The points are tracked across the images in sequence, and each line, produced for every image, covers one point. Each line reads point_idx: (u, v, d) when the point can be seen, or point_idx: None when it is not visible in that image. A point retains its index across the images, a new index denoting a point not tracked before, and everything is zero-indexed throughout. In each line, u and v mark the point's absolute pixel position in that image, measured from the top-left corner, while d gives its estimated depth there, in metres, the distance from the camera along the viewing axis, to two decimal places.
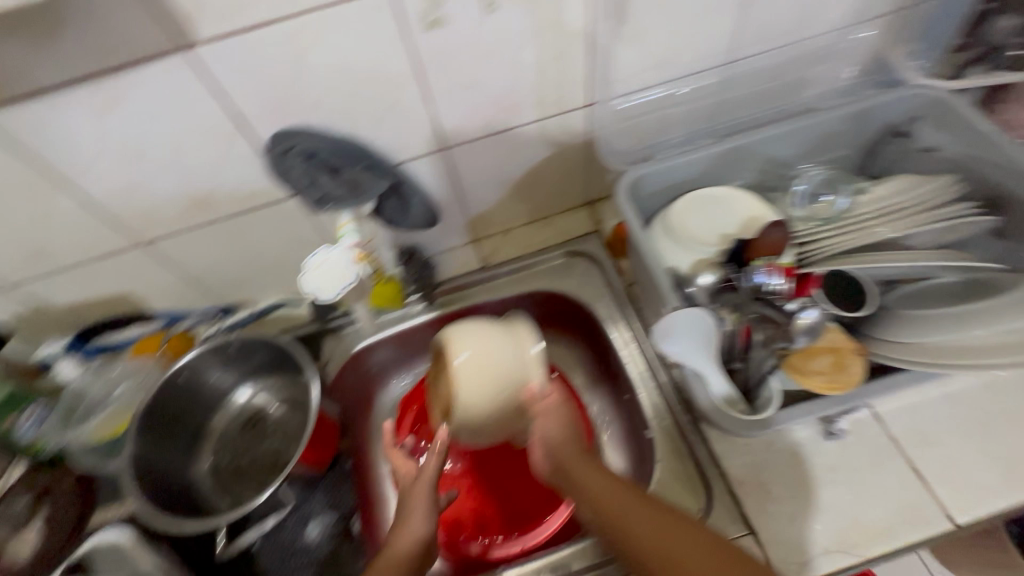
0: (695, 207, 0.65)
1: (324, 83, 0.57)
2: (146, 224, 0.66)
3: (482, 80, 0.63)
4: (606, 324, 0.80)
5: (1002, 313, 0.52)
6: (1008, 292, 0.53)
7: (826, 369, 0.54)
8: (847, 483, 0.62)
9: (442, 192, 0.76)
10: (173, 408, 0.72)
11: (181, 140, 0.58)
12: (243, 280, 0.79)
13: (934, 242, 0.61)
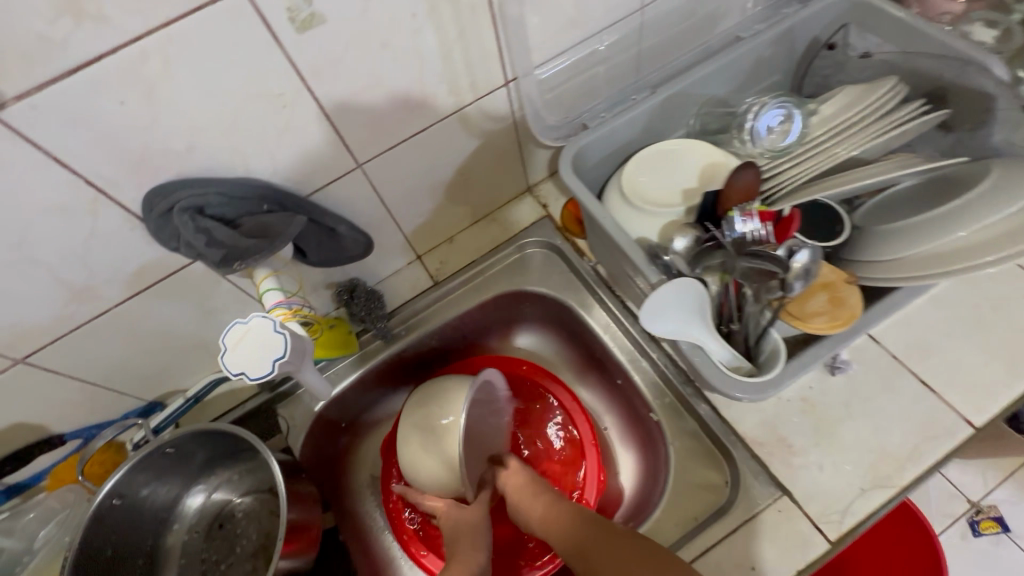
0: (649, 166, 0.59)
1: (193, 119, 0.47)
2: (15, 338, 0.53)
3: (383, 79, 0.54)
4: (580, 311, 0.75)
5: (980, 210, 0.49)
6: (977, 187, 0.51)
7: (825, 308, 0.51)
8: (864, 415, 0.59)
9: (370, 214, 0.67)
10: (112, 543, 0.59)
11: (26, 226, 0.46)
12: (163, 368, 0.68)
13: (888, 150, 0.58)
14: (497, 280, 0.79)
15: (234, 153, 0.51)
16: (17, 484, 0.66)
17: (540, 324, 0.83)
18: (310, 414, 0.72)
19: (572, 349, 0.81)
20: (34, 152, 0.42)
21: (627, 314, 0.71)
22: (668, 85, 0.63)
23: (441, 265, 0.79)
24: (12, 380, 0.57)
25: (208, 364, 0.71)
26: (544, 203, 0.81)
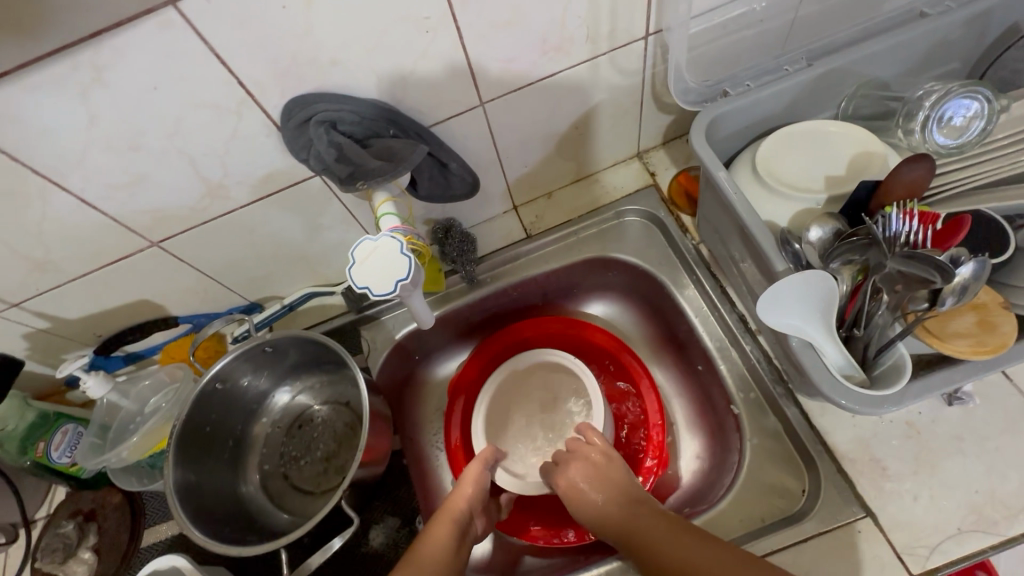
0: (792, 144, 0.54)
1: (342, 33, 0.47)
2: (152, 222, 0.58)
3: (525, 14, 0.52)
4: (673, 289, 0.72)
5: None
6: None
7: (970, 331, 0.46)
8: (977, 453, 0.54)
9: (481, 156, 0.67)
10: (212, 420, 0.65)
11: (181, 119, 0.49)
12: (268, 274, 0.72)
13: None
14: (590, 243, 0.77)
15: (370, 75, 0.51)
16: (135, 353, 0.74)
17: (625, 295, 0.81)
18: (391, 340, 0.76)
19: (652, 325, 0.79)
20: (198, 46, 0.44)
21: (724, 301, 0.68)
22: (830, 57, 0.56)
23: (536, 219, 0.78)
24: (147, 260, 0.62)
25: (306, 278, 0.75)
26: (652, 172, 0.78)
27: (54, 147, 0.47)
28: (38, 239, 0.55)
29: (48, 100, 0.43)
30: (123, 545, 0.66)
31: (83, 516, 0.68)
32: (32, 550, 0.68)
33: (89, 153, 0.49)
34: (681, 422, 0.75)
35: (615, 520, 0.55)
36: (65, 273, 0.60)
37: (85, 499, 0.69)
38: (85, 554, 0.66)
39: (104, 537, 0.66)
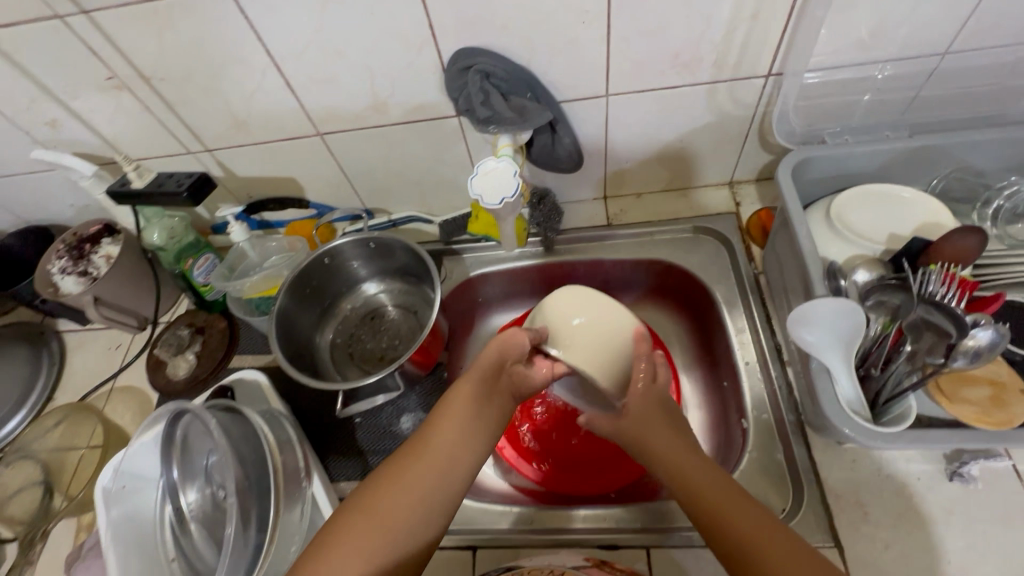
0: (867, 200, 0.60)
1: (519, 4, 0.58)
2: (326, 116, 0.73)
3: (669, 29, 0.61)
4: (722, 308, 0.78)
5: None
6: None
7: (980, 401, 0.50)
8: (963, 530, 0.56)
9: (592, 140, 0.77)
10: (316, 285, 0.80)
11: (378, 42, 0.63)
12: (389, 189, 0.86)
13: None
14: (662, 247, 0.85)
15: (528, 45, 0.63)
16: (266, 222, 0.90)
17: (675, 304, 0.88)
18: (465, 274, 0.88)
19: (694, 339, 0.86)
20: None
21: (765, 329, 0.74)
22: (932, 135, 0.61)
23: (620, 212, 0.87)
24: (310, 145, 0.78)
25: (415, 202, 0.89)
26: (737, 201, 0.84)
27: (286, 37, 0.62)
28: (245, 104, 0.71)
29: (299, 2, 0.58)
30: (217, 360, 0.82)
31: (197, 328, 0.85)
32: (152, 341, 0.86)
33: (306, 48, 0.64)
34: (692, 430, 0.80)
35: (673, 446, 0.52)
36: (250, 136, 0.76)
37: (200, 316, 0.87)
38: (188, 356, 0.82)
39: (206, 349, 0.83)
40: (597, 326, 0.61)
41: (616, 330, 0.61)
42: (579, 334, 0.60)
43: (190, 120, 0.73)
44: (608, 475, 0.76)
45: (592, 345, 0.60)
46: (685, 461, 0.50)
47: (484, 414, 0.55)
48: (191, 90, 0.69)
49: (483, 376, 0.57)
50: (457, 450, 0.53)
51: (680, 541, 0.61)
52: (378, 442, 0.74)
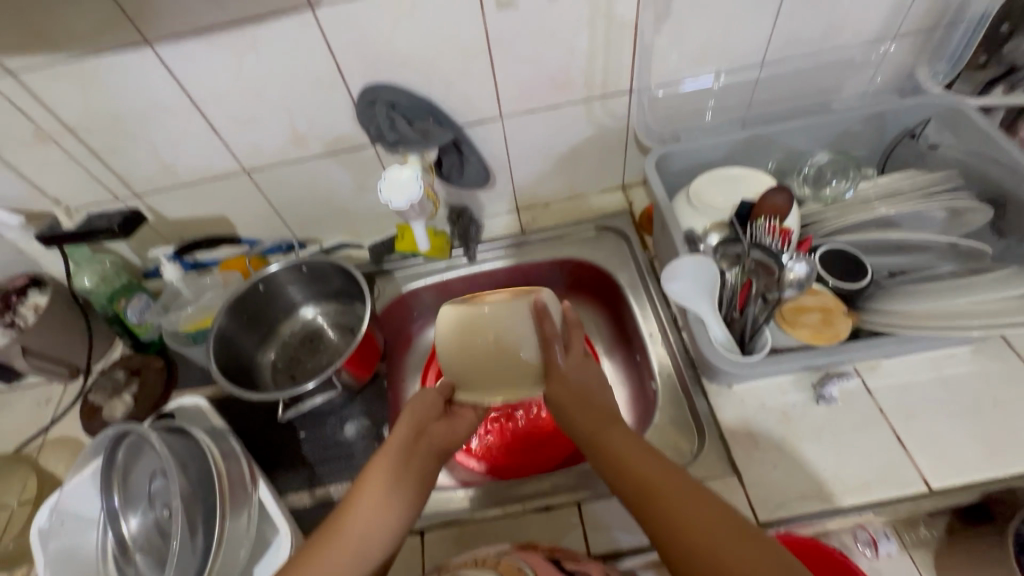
0: (717, 180, 0.73)
1: (413, 44, 0.69)
2: (252, 154, 0.80)
3: (543, 58, 0.74)
4: (626, 292, 0.89)
5: (968, 288, 0.60)
6: (982, 274, 0.61)
7: (814, 323, 0.62)
8: (833, 442, 0.67)
9: (497, 158, 0.88)
10: (251, 312, 0.84)
11: (293, 83, 0.72)
12: (318, 219, 0.93)
13: (916, 226, 0.69)
14: (572, 246, 0.95)
15: (426, 78, 0.74)
16: (200, 261, 0.90)
17: (590, 297, 0.98)
18: (397, 290, 0.95)
19: (610, 325, 0.95)
20: (317, 35, 0.67)
21: (662, 303, 0.84)
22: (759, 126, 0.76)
23: (532, 220, 0.98)
24: (239, 182, 0.84)
25: (344, 229, 0.96)
26: (630, 201, 0.97)
27: (209, 83, 0.70)
28: (172, 147, 0.77)
29: (219, 52, 0.66)
30: (155, 398, 0.83)
31: (132, 369, 0.86)
32: (85, 389, 0.86)
33: (228, 93, 0.71)
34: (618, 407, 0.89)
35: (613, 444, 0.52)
36: (178, 178, 0.81)
37: (134, 359, 0.88)
38: (123, 397, 0.83)
39: (142, 389, 0.84)
40: (490, 320, 0.58)
41: (498, 339, 0.58)
42: (464, 314, 0.59)
43: (118, 167, 0.78)
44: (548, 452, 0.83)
45: (467, 343, 0.58)
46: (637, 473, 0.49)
47: (404, 478, 0.55)
48: (119, 137, 0.74)
49: (398, 450, 0.57)
50: (378, 518, 0.52)
51: (602, 493, 0.67)
52: (324, 452, 0.78)
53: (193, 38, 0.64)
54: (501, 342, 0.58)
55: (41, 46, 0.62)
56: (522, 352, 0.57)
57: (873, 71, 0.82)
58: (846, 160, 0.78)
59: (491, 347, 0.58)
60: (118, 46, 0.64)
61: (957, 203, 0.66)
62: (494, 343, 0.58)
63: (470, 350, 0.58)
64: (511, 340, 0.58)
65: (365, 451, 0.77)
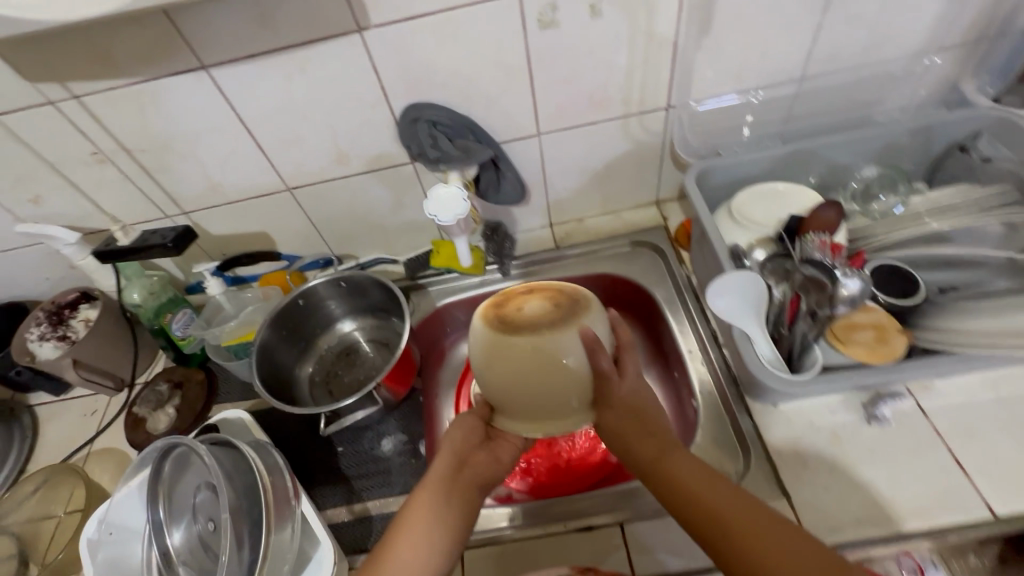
0: (760, 195, 0.72)
1: (454, 65, 0.71)
2: (295, 172, 0.82)
3: (582, 76, 0.75)
4: (663, 307, 0.88)
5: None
6: None
7: (868, 341, 0.60)
8: (887, 464, 0.65)
9: (532, 174, 0.88)
10: (291, 326, 0.85)
11: (338, 103, 0.74)
12: (355, 234, 0.95)
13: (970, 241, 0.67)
14: (607, 261, 0.95)
15: (467, 97, 0.75)
16: (240, 277, 0.95)
17: (625, 312, 0.97)
18: (432, 305, 0.95)
19: (646, 340, 0.94)
20: (363, 58, 0.69)
21: (702, 319, 0.83)
22: (801, 141, 0.75)
23: (565, 235, 0.98)
24: (281, 199, 0.86)
25: (379, 245, 0.98)
26: (664, 216, 0.97)
27: (258, 104, 0.72)
28: (220, 166, 0.79)
29: (269, 75, 0.69)
30: (197, 410, 0.84)
31: (175, 382, 0.88)
32: (130, 401, 0.88)
33: (277, 114, 0.74)
34: None
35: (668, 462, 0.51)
36: (224, 195, 0.84)
37: (177, 372, 0.89)
38: (167, 410, 0.84)
39: (184, 401, 0.85)
40: (538, 344, 0.54)
41: (547, 363, 0.54)
42: (505, 336, 0.55)
43: (168, 185, 0.81)
44: (585, 471, 0.83)
45: (512, 368, 0.55)
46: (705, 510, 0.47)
47: (444, 513, 0.54)
48: (171, 157, 0.77)
49: (441, 480, 0.57)
50: (416, 557, 0.51)
51: (646, 513, 0.66)
52: (362, 467, 0.78)
53: (246, 62, 0.67)
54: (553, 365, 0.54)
55: (104, 71, 0.65)
56: (565, 364, 0.54)
57: (916, 84, 0.81)
58: (891, 174, 0.76)
59: (540, 371, 0.54)
60: (175, 71, 0.67)
61: (1013, 217, 0.64)
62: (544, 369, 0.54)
63: (515, 375, 0.55)
64: (562, 362, 0.54)
65: (402, 467, 0.77)
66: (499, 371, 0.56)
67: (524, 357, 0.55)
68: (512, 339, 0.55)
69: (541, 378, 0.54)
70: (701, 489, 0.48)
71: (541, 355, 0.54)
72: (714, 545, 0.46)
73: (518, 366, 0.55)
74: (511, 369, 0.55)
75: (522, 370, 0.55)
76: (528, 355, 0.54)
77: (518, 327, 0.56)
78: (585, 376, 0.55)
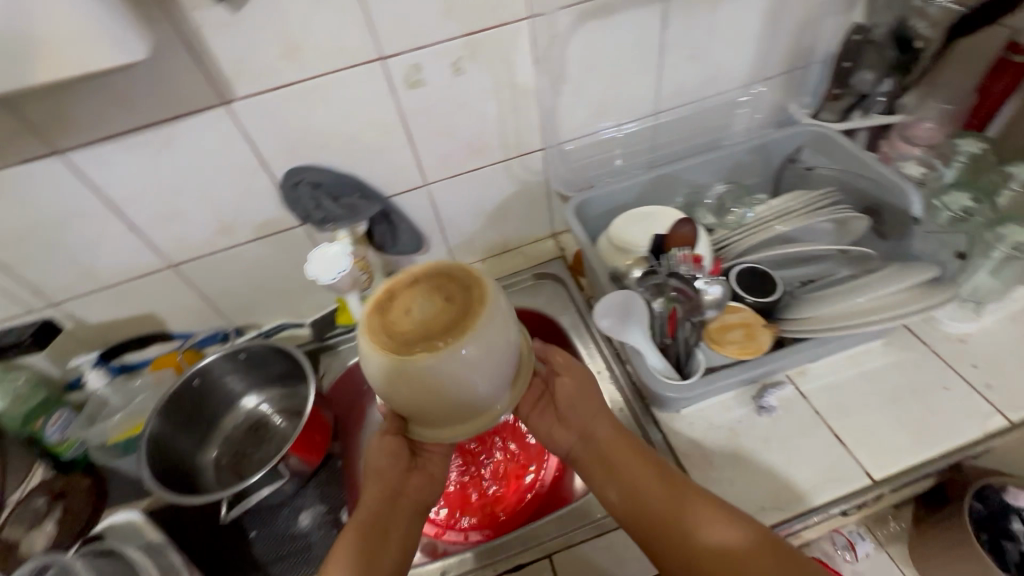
0: (632, 218, 0.79)
1: (330, 129, 0.73)
2: (177, 248, 0.79)
3: (457, 128, 0.79)
4: (570, 333, 0.92)
5: (865, 289, 0.67)
6: (874, 275, 0.69)
7: (739, 339, 0.68)
8: (780, 449, 0.70)
9: (428, 222, 0.91)
10: (188, 409, 0.80)
11: (214, 175, 0.73)
12: (253, 304, 0.92)
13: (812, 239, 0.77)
14: (513, 296, 0.98)
15: (349, 157, 0.77)
16: (128, 364, 0.88)
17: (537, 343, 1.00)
18: (343, 365, 0.94)
19: None
20: (235, 129, 0.69)
21: (605, 340, 0.87)
22: (662, 167, 0.83)
23: None
24: (165, 278, 0.82)
25: (282, 311, 0.95)
26: (561, 247, 1.02)
27: (126, 183, 0.69)
28: (90, 251, 0.75)
29: (133, 154, 0.67)
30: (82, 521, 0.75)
31: (54, 493, 0.78)
32: None
33: (147, 192, 0.71)
34: None
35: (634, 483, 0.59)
36: (98, 281, 0.78)
37: (57, 482, 0.79)
38: (44, 527, 0.75)
39: (67, 513, 0.76)
40: (447, 364, 0.45)
41: (465, 394, 0.47)
42: (398, 357, 0.46)
43: (30, 277, 0.75)
44: (515, 510, 0.82)
45: (420, 390, 0.46)
46: (649, 512, 0.57)
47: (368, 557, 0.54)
48: (30, 248, 0.72)
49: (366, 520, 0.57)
50: None
51: None
52: (279, 548, 0.73)
53: (106, 143, 0.65)
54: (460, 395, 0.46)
55: None
56: (467, 356, 0.45)
57: (751, 110, 0.93)
58: (743, 189, 0.86)
59: (456, 373, 0.46)
60: (24, 159, 0.63)
61: (839, 215, 0.74)
62: (459, 397, 0.47)
63: (428, 385, 0.46)
64: (479, 352, 0.46)
65: (322, 540, 0.73)
66: (411, 396, 0.47)
67: (430, 368, 0.45)
68: (405, 356, 0.46)
69: (459, 379, 0.46)
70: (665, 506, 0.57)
71: (444, 364, 0.45)
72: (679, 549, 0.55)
73: (428, 380, 0.46)
74: (422, 387, 0.46)
75: (431, 384, 0.46)
76: (433, 367, 0.45)
77: (402, 333, 0.47)
78: (500, 350, 0.48)
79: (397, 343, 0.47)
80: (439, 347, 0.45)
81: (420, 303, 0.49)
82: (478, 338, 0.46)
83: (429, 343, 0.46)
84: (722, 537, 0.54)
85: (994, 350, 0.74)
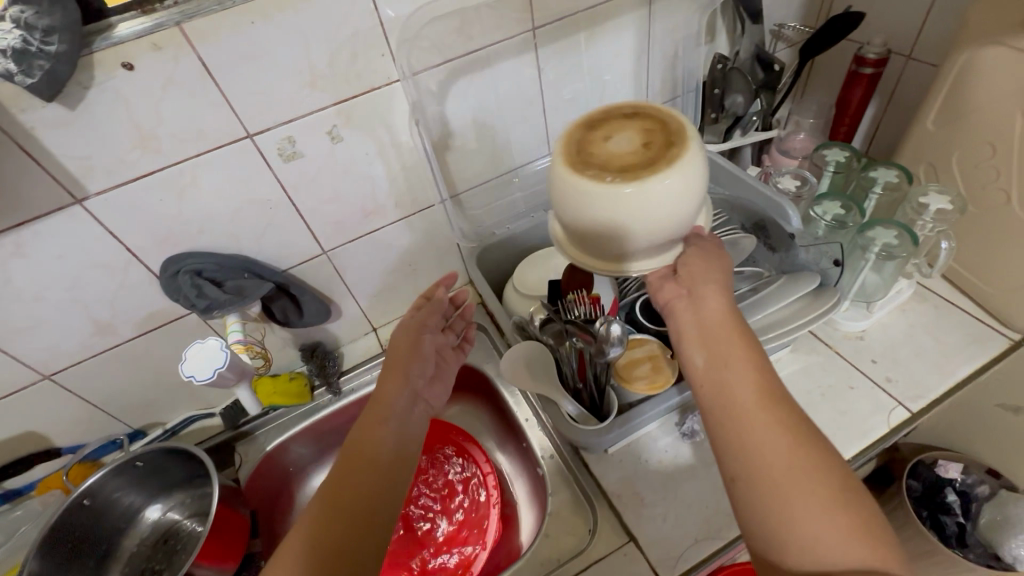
0: (534, 262, 0.81)
1: (206, 212, 0.69)
2: (49, 358, 0.72)
3: (346, 194, 0.77)
4: (496, 381, 0.90)
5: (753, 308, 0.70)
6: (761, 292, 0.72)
7: (647, 373, 0.67)
8: (706, 475, 0.70)
9: (335, 289, 0.88)
10: (78, 535, 0.72)
11: (80, 276, 0.67)
12: (152, 401, 0.85)
13: None
14: None
15: (233, 238, 0.73)
16: (11, 490, 0.80)
17: (468, 394, 0.97)
18: (261, 451, 0.87)
19: (493, 416, 0.94)
20: (95, 226, 0.64)
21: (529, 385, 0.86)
22: None
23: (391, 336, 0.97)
24: (39, 392, 0.74)
25: (188, 403, 0.88)
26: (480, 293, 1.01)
27: None
28: None
29: None
30: None
31: None
32: None
33: (2, 304, 0.65)
34: (523, 502, 0.85)
35: (718, 356, 0.50)
36: None
37: None
38: None
39: None
40: (623, 201, 0.48)
41: (642, 229, 0.50)
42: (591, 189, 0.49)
43: None
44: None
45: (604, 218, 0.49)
46: (739, 411, 0.46)
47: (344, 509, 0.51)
48: None
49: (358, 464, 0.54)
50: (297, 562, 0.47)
51: None
52: None
53: None
54: (638, 225, 0.49)
55: None
56: (663, 187, 0.47)
57: None
58: None
59: (621, 201, 0.48)
60: None
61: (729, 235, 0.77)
62: (628, 230, 0.50)
63: (594, 211, 0.49)
64: (664, 200, 0.48)
65: None
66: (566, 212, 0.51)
67: (623, 195, 0.48)
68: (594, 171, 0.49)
69: (615, 212, 0.49)
70: (744, 397, 0.47)
71: (625, 205, 0.48)
72: (731, 440, 0.46)
73: (614, 197, 0.48)
74: (583, 214, 0.50)
75: (599, 205, 0.49)
76: (593, 202, 0.49)
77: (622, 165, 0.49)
78: (687, 196, 0.50)
79: (630, 171, 0.49)
80: (609, 180, 0.48)
81: (622, 134, 0.52)
82: (671, 183, 0.48)
83: (599, 173, 0.49)
84: (817, 514, 0.41)
85: (888, 343, 0.77)
